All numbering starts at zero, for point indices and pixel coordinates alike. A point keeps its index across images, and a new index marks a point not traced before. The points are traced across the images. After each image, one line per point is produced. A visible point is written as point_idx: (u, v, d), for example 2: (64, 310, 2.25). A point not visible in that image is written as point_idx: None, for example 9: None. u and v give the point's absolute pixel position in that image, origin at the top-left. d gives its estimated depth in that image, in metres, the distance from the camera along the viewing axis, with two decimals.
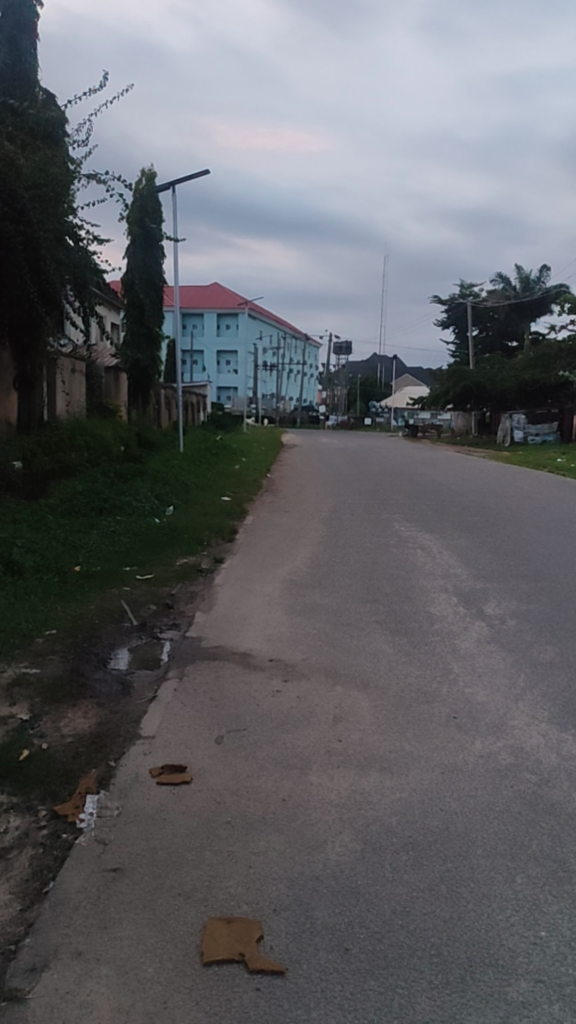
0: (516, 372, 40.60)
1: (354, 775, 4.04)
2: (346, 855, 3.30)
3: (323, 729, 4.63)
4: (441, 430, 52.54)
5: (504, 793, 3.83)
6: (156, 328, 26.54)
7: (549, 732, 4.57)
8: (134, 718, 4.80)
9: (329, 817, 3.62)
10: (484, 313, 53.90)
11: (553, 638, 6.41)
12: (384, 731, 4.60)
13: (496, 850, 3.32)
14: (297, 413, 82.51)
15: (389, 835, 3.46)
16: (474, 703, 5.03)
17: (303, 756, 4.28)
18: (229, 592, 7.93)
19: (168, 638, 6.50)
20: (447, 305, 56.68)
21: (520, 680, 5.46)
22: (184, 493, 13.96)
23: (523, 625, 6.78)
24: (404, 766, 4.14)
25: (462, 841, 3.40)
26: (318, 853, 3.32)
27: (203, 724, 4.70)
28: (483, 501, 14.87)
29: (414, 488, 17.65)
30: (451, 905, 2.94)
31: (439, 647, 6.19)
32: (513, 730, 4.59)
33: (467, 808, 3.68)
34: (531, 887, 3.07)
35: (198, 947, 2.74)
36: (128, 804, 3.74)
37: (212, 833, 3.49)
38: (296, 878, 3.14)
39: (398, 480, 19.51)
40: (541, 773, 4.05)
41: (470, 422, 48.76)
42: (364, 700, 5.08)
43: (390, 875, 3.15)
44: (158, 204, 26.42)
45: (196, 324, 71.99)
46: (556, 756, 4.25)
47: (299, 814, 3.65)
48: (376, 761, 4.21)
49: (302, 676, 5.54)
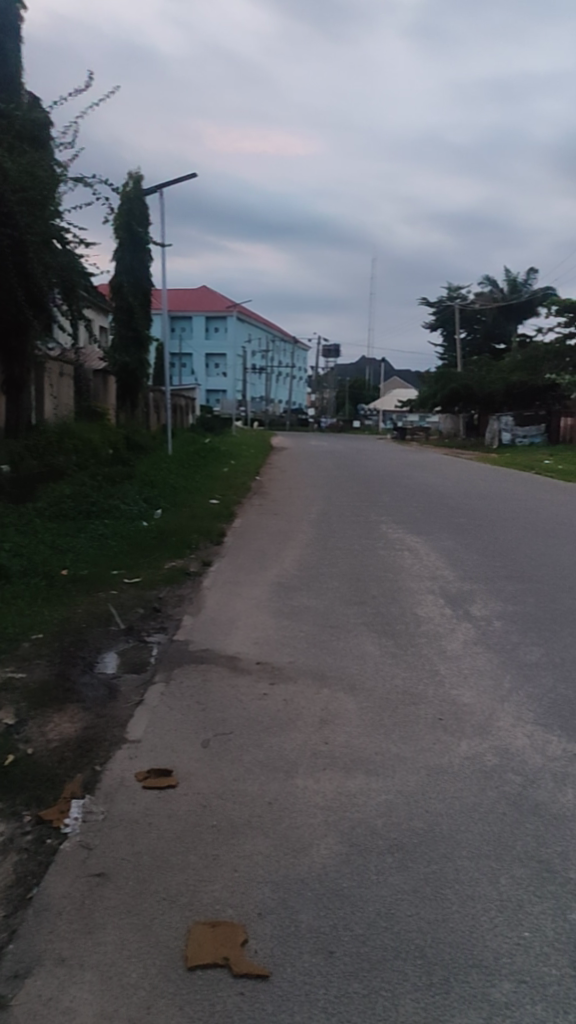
0: (504, 373, 40.69)
1: (340, 777, 4.05)
2: (331, 858, 3.30)
3: (309, 730, 4.64)
4: (429, 431, 52.54)
5: (489, 794, 3.84)
6: (144, 329, 26.41)
7: (535, 733, 4.59)
8: (120, 722, 4.78)
9: (315, 819, 3.62)
10: (473, 314, 53.54)
11: (538, 639, 6.44)
12: (369, 732, 4.63)
13: (481, 851, 3.32)
14: (286, 415, 82.47)
15: (374, 836, 3.46)
16: (459, 704, 5.04)
17: (289, 758, 4.28)
18: (217, 595, 7.95)
19: (155, 641, 6.51)
20: (435, 307, 56.70)
21: (506, 680, 5.48)
22: (174, 495, 14.00)
23: (509, 626, 6.83)
24: (390, 767, 4.15)
25: (447, 842, 3.40)
26: (303, 855, 3.33)
27: (190, 727, 4.70)
28: (470, 503, 14.93)
29: (401, 489, 17.74)
30: (434, 906, 2.95)
31: (425, 648, 6.22)
32: (498, 731, 4.61)
33: (452, 809, 3.69)
34: (514, 887, 3.07)
35: (182, 952, 2.73)
36: (114, 809, 3.73)
37: (197, 837, 3.48)
38: (281, 880, 3.15)
39: (385, 481, 19.86)
40: (526, 774, 4.06)
41: (459, 423, 48.86)
42: (351, 701, 5.10)
43: (376, 876, 3.16)
44: (145, 207, 26.30)
45: (184, 326, 71.89)
46: (541, 757, 4.26)
47: (284, 816, 3.65)
48: (361, 762, 4.23)
49: (289, 678, 5.54)
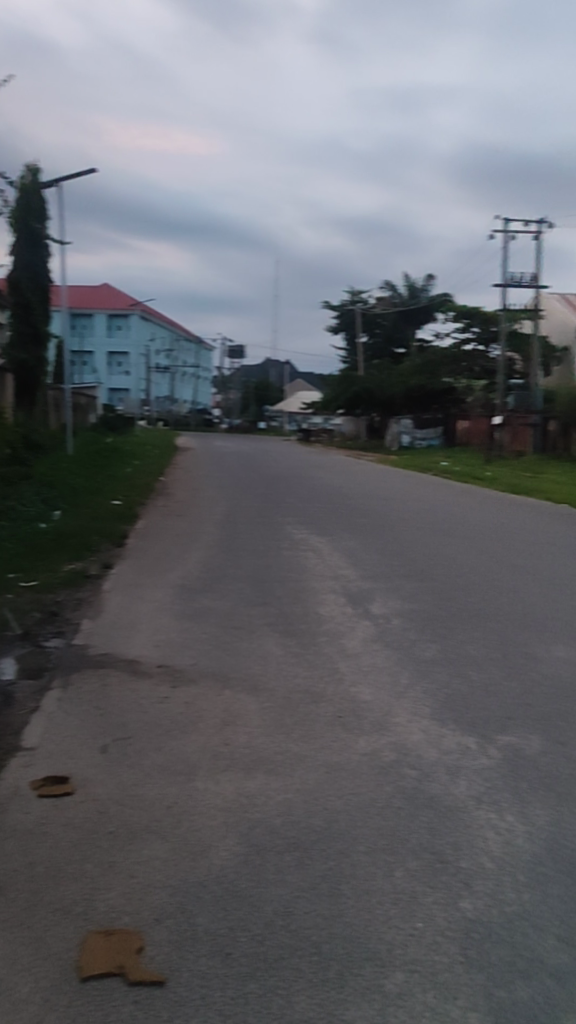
0: (405, 377, 41.64)
1: (241, 779, 4.04)
2: (229, 861, 3.28)
3: (210, 733, 4.61)
4: (333, 434, 53.18)
5: (386, 790, 3.91)
6: (43, 328, 25.69)
7: (431, 728, 4.69)
8: (14, 730, 4.63)
9: (215, 821, 3.60)
10: (373, 319, 54.40)
11: (435, 636, 6.60)
12: (270, 732, 4.63)
13: (376, 847, 3.37)
14: (190, 416, 81.86)
15: (273, 836, 3.47)
16: (359, 702, 5.11)
17: (189, 761, 4.24)
18: (118, 598, 7.81)
19: (52, 646, 6.32)
20: (338, 311, 57.50)
21: (404, 677, 5.59)
22: (74, 497, 13.67)
23: (407, 624, 6.96)
24: (290, 767, 4.17)
25: (345, 839, 3.44)
26: (202, 858, 3.30)
27: (88, 733, 4.60)
28: (371, 504, 15.19)
29: (304, 489, 17.95)
30: (330, 903, 2.97)
31: (325, 647, 6.29)
32: (396, 728, 4.70)
33: (350, 806, 3.73)
34: (408, 880, 3.12)
35: (76, 963, 2.66)
36: (7, 820, 3.60)
37: (94, 845, 3.41)
38: (179, 884, 3.11)
39: (290, 481, 20.29)
40: (421, 769, 4.15)
41: (361, 426, 49.69)
42: (252, 702, 5.10)
43: (274, 876, 3.16)
44: (43, 203, 25.60)
45: (85, 324, 70.44)
46: (437, 752, 4.36)
47: (183, 820, 3.62)
48: (262, 762, 4.23)
49: (190, 681, 5.49)
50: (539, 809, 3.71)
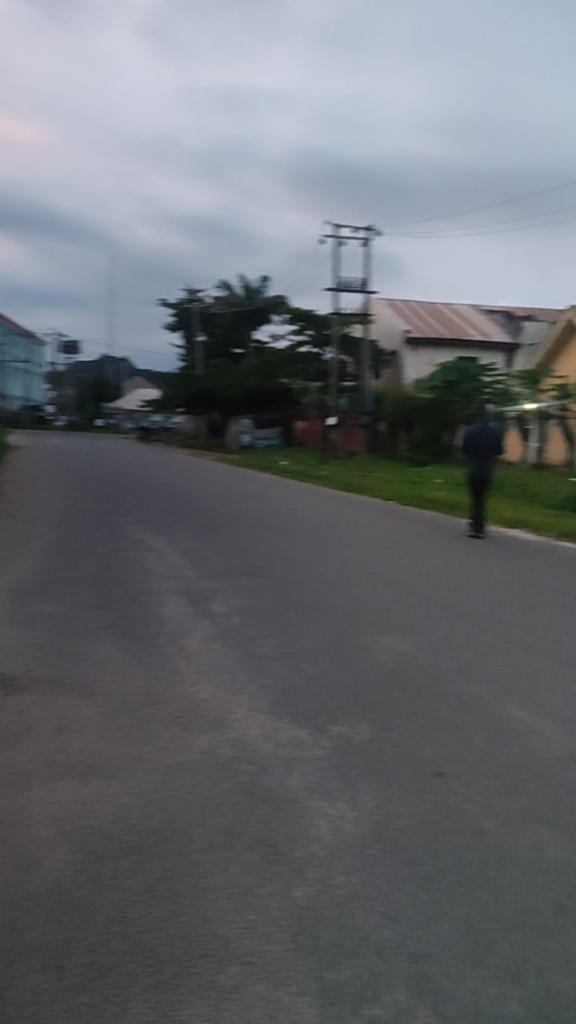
0: (243, 377, 42.05)
1: (76, 786, 3.93)
2: (64, 871, 3.19)
3: (44, 741, 4.46)
4: (172, 433, 52.80)
5: (223, 787, 3.94)
6: None
7: (268, 723, 4.78)
8: None
9: (48, 832, 3.49)
10: (210, 318, 54.46)
11: (273, 632, 6.71)
12: (107, 737, 4.54)
13: (213, 844, 3.39)
14: (22, 414, 78.58)
15: (109, 842, 3.41)
16: (197, 701, 5.11)
17: (21, 772, 4.08)
18: None
19: None
20: (175, 309, 57.17)
21: (242, 674, 5.65)
22: None
23: (245, 621, 7.04)
24: (127, 770, 4.11)
25: (181, 839, 3.43)
26: (34, 872, 3.19)
27: None
28: (210, 503, 15.22)
29: (143, 489, 17.71)
30: (166, 905, 2.96)
31: (164, 648, 6.24)
32: (234, 724, 4.74)
33: (187, 806, 3.73)
34: (244, 875, 3.17)
35: None
36: None
37: None
38: (9, 901, 2.99)
39: (128, 481, 19.68)
40: (258, 764, 4.21)
41: (201, 426, 49.64)
42: (88, 707, 4.98)
43: (109, 883, 3.10)
44: None
45: None
46: (273, 746, 4.45)
47: (15, 834, 3.48)
48: (98, 768, 4.14)
49: (23, 689, 5.28)
50: (368, 794, 3.88)
